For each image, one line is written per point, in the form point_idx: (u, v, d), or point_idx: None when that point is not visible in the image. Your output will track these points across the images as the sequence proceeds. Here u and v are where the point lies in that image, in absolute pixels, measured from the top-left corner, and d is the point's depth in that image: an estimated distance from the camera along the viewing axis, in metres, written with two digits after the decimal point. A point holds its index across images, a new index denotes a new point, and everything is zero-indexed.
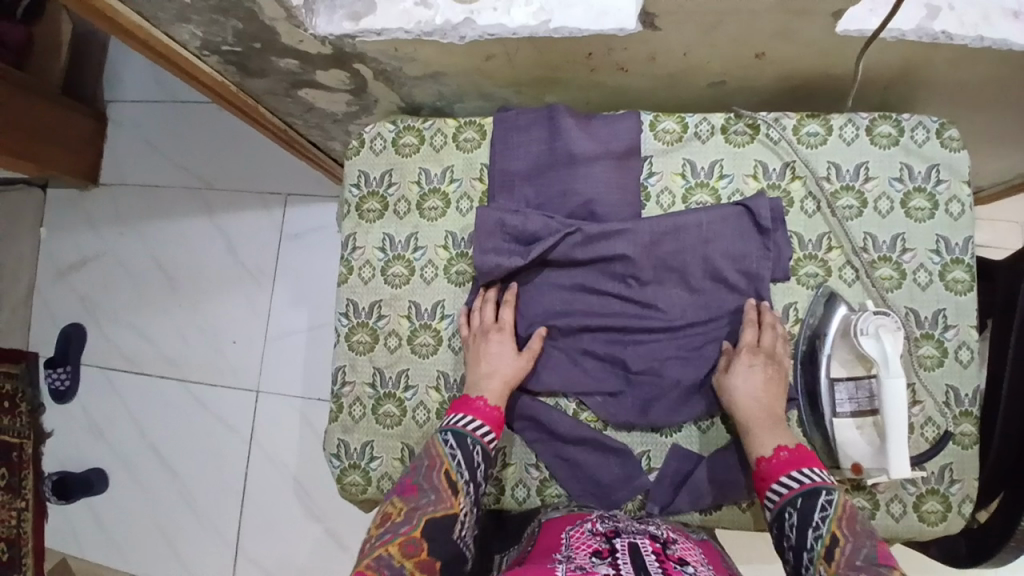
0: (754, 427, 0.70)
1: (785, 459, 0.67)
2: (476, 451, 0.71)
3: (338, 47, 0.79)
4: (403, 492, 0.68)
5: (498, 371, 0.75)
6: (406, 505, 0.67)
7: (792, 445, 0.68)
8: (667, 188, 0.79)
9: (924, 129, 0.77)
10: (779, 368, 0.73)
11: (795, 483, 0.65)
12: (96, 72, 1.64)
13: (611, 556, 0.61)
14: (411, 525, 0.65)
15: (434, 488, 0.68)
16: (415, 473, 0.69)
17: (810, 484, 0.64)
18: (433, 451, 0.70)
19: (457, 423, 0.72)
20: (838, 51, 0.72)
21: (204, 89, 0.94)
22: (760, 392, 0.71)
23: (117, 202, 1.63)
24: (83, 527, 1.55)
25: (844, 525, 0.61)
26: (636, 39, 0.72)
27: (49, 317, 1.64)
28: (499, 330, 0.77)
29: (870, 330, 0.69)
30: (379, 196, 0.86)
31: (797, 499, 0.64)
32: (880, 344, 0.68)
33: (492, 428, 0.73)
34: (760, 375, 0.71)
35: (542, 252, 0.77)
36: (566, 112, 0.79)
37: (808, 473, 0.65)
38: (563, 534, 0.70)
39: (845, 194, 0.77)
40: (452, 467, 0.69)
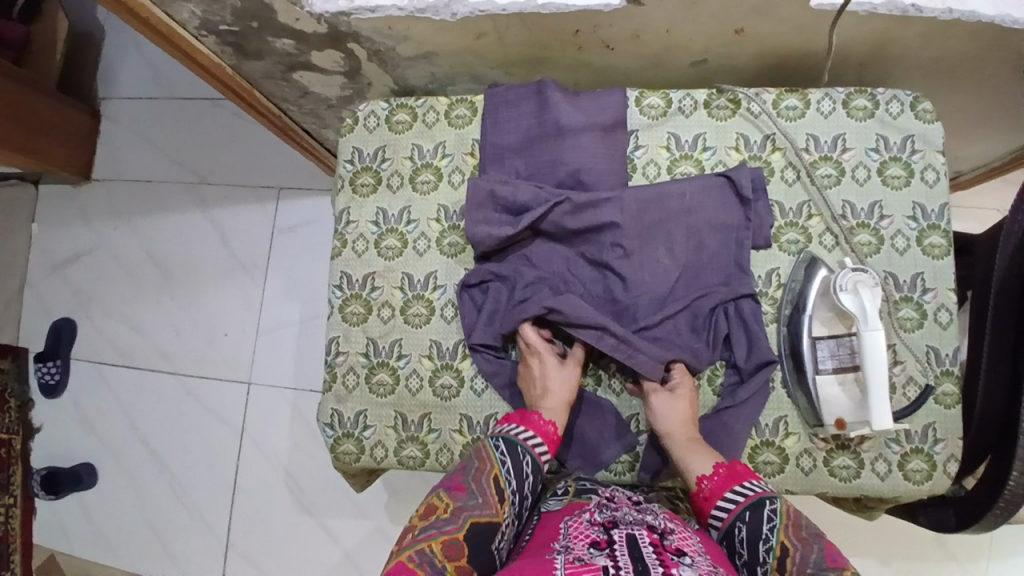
0: (687, 452, 0.73)
1: (725, 475, 0.69)
2: (526, 462, 0.72)
3: (334, 25, 0.81)
4: (451, 488, 0.67)
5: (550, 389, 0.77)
6: (452, 502, 0.66)
7: (727, 462, 0.71)
8: (652, 160, 0.82)
9: (898, 102, 0.80)
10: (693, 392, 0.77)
11: (740, 497, 0.66)
12: (92, 70, 1.66)
13: (609, 548, 0.61)
14: (456, 526, 0.64)
15: (481, 492, 0.67)
16: (464, 472, 0.69)
17: (754, 496, 0.66)
18: (483, 454, 0.70)
19: (511, 432, 0.73)
20: (815, 27, 0.76)
21: (201, 71, 0.96)
22: (686, 418, 0.75)
23: (110, 197, 1.64)
24: (71, 523, 1.54)
25: (791, 532, 0.63)
26: (621, 15, 0.75)
27: (39, 313, 1.63)
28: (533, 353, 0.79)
29: (848, 286, 0.71)
30: (373, 170, 0.88)
31: (744, 513, 0.65)
32: (859, 299, 0.71)
33: (547, 445, 0.75)
34: (683, 401, 0.75)
35: (532, 222, 0.79)
36: (554, 86, 0.82)
37: (751, 487, 0.67)
38: (561, 523, 0.69)
39: (824, 164, 0.81)
40: (501, 472, 0.69)
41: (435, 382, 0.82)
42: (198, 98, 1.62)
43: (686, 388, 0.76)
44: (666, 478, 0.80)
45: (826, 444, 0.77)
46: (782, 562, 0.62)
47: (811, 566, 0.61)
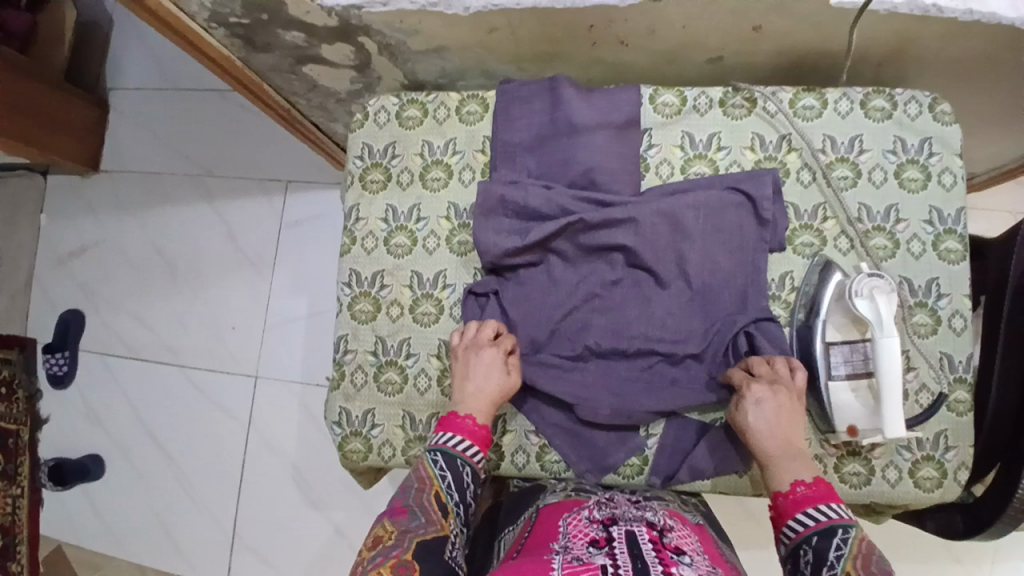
0: (768, 462, 0.68)
1: (801, 495, 0.63)
2: (466, 473, 0.71)
3: (344, 19, 0.80)
4: (394, 514, 0.66)
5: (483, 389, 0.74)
6: (396, 527, 0.65)
7: (811, 479, 0.65)
8: (666, 159, 0.81)
9: (916, 104, 0.79)
10: (789, 390, 0.70)
11: (812, 521, 0.61)
12: (100, 61, 1.65)
13: (608, 547, 0.61)
14: (402, 547, 0.62)
15: (424, 511, 0.66)
16: (404, 495, 0.68)
17: (826, 522, 0.61)
18: (422, 472, 0.70)
19: (446, 443, 0.72)
20: (834, 25, 0.74)
21: (210, 64, 0.95)
22: (771, 423, 0.69)
23: (118, 189, 1.64)
24: (78, 514, 1.54)
25: (859, 565, 0.58)
26: (637, 11, 0.73)
27: (47, 304, 1.64)
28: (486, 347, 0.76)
29: (864, 291, 0.70)
30: (382, 167, 0.87)
31: (812, 537, 0.60)
32: (874, 305, 0.69)
33: (479, 447, 0.73)
34: (770, 404, 0.69)
35: (544, 240, 0.78)
36: (567, 83, 0.81)
37: (826, 510, 0.61)
38: (560, 522, 0.69)
39: (840, 166, 0.79)
40: (441, 487, 0.69)
41: (443, 381, 0.82)
42: (206, 89, 1.61)
43: (777, 388, 0.70)
44: (677, 483, 0.78)
45: (836, 450, 0.77)
46: None
47: None
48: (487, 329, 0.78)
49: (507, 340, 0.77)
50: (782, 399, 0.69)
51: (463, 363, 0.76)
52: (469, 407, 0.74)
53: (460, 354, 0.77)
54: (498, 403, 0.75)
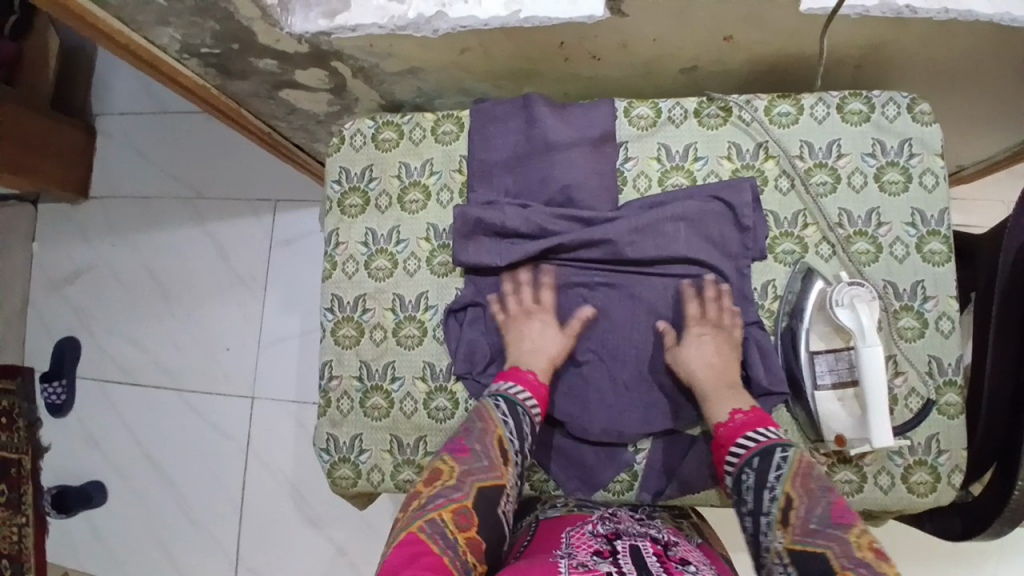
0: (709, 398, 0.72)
1: (739, 423, 0.69)
2: (525, 422, 0.73)
3: (316, 45, 0.80)
4: (456, 452, 0.69)
5: (543, 350, 0.77)
6: (458, 467, 0.68)
7: (746, 408, 0.71)
8: (643, 172, 0.80)
9: (895, 105, 0.78)
10: (722, 333, 0.75)
11: (752, 443, 0.67)
12: (84, 88, 1.66)
13: (613, 556, 0.62)
14: (463, 492, 0.66)
15: (486, 454, 0.69)
16: (468, 434, 0.70)
17: (764, 442, 0.67)
18: (486, 415, 0.72)
19: (507, 390, 0.74)
20: (806, 31, 0.74)
21: (186, 93, 0.95)
22: (707, 360, 0.74)
23: (108, 214, 1.64)
24: (82, 540, 1.55)
25: (799, 483, 0.64)
26: (606, 26, 0.73)
27: (43, 332, 1.64)
28: (541, 310, 0.79)
29: (845, 301, 0.71)
30: (360, 191, 0.87)
31: (752, 460, 0.66)
32: (855, 315, 0.70)
33: (537, 402, 0.75)
34: (708, 342, 0.75)
35: (525, 256, 0.78)
36: (540, 99, 0.80)
37: (763, 433, 0.68)
38: (564, 533, 0.70)
39: (819, 172, 0.79)
40: (504, 433, 0.71)
41: (429, 404, 0.82)
42: (191, 112, 1.61)
43: (718, 330, 0.75)
44: (667, 499, 0.77)
45: (827, 458, 0.76)
46: (786, 514, 0.63)
47: (814, 521, 0.61)
48: (526, 291, 0.80)
49: (548, 296, 0.79)
50: (722, 342, 0.75)
51: (515, 327, 0.79)
52: (530, 363, 0.76)
53: (508, 321, 0.79)
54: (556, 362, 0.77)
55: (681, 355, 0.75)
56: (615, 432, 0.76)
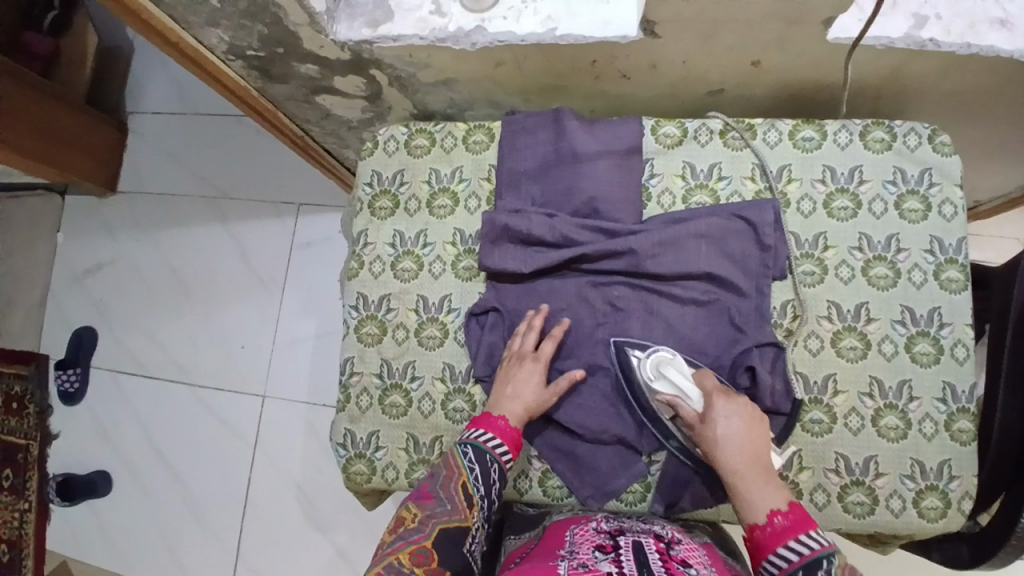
0: (743, 492, 0.65)
1: (780, 528, 0.62)
2: (493, 468, 0.73)
3: (357, 52, 0.83)
4: (419, 498, 0.70)
5: (521, 396, 0.76)
6: (421, 511, 0.69)
7: (785, 506, 0.63)
8: (667, 188, 0.83)
9: (916, 135, 0.81)
10: (745, 404, 0.71)
11: (795, 555, 0.60)
12: (120, 87, 1.71)
13: (614, 552, 0.63)
14: (424, 534, 0.67)
15: (449, 498, 0.70)
16: (432, 480, 0.72)
17: (810, 554, 0.59)
18: (451, 461, 0.73)
19: (477, 437, 0.74)
20: (831, 60, 0.76)
21: (227, 93, 0.98)
22: (736, 439, 0.68)
23: (134, 209, 1.68)
24: (85, 529, 1.56)
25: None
26: (639, 47, 0.76)
27: (62, 322, 1.67)
28: (534, 360, 0.78)
29: (655, 373, 0.74)
30: (391, 194, 0.89)
31: (798, 573, 0.59)
32: (670, 380, 0.73)
33: (508, 448, 0.74)
34: (738, 415, 0.70)
35: (549, 264, 0.80)
36: (571, 114, 0.83)
37: (807, 541, 0.60)
38: (569, 531, 0.72)
39: (840, 197, 0.81)
40: (469, 479, 0.71)
41: (447, 405, 0.83)
42: (221, 115, 1.65)
43: (735, 400, 0.71)
44: (680, 511, 0.79)
45: (840, 479, 0.78)
46: None
47: None
48: (531, 337, 0.79)
49: (547, 348, 0.79)
50: (753, 415, 0.70)
51: (506, 369, 0.78)
52: (502, 408, 0.76)
53: (504, 362, 0.79)
54: (529, 416, 0.77)
55: (708, 435, 0.69)
56: (630, 441, 0.78)
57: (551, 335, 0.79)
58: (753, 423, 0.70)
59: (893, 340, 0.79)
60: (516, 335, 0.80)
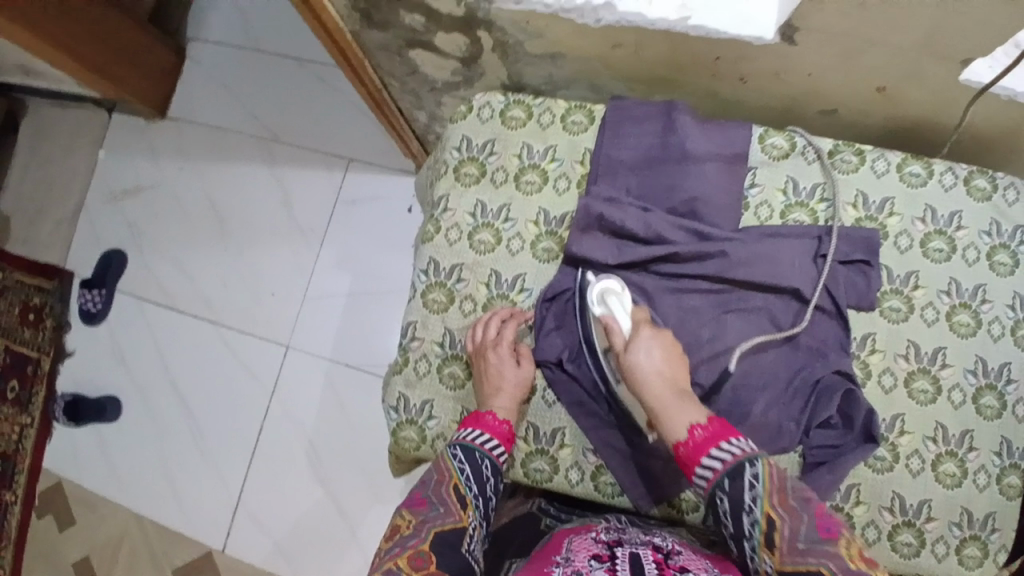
0: (661, 415, 0.66)
1: (700, 440, 0.62)
2: (486, 466, 0.72)
3: (471, 10, 0.80)
4: (413, 506, 0.68)
5: (505, 388, 0.77)
6: (414, 518, 0.67)
7: (704, 420, 0.64)
8: (766, 201, 0.81)
9: (1015, 191, 0.79)
10: (661, 335, 0.72)
11: (717, 463, 0.61)
12: (184, 11, 1.67)
13: (610, 562, 0.61)
14: (419, 539, 0.64)
15: (442, 502, 0.68)
16: (423, 487, 0.70)
17: (732, 460, 0.60)
18: (442, 466, 0.71)
19: (468, 438, 0.74)
20: (957, 100, 0.74)
21: (321, 34, 0.95)
22: (658, 367, 0.69)
23: (181, 137, 1.65)
24: (86, 450, 1.53)
25: (776, 501, 0.58)
26: (770, 51, 0.73)
27: (92, 240, 1.64)
28: (499, 347, 0.78)
29: (598, 300, 0.77)
30: (478, 162, 0.87)
31: (723, 482, 0.59)
32: (609, 307, 0.76)
33: (500, 443, 0.75)
34: (657, 348, 0.70)
35: (634, 259, 0.78)
36: (684, 109, 0.80)
37: (725, 448, 0.61)
38: (566, 539, 0.69)
39: (936, 238, 0.79)
40: (460, 480, 0.70)
41: None
42: (283, 55, 1.62)
43: (656, 331, 0.72)
44: None
45: (893, 518, 0.75)
46: (770, 536, 0.57)
47: (803, 540, 0.56)
48: (492, 325, 0.80)
49: (510, 332, 0.79)
50: (670, 345, 0.71)
51: (480, 365, 0.78)
52: (490, 404, 0.76)
53: (475, 357, 0.79)
54: (518, 398, 0.77)
55: (628, 364, 0.70)
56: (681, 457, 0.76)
57: (510, 320, 0.80)
58: (677, 351, 0.72)
59: (963, 389, 0.77)
60: (476, 333, 0.81)
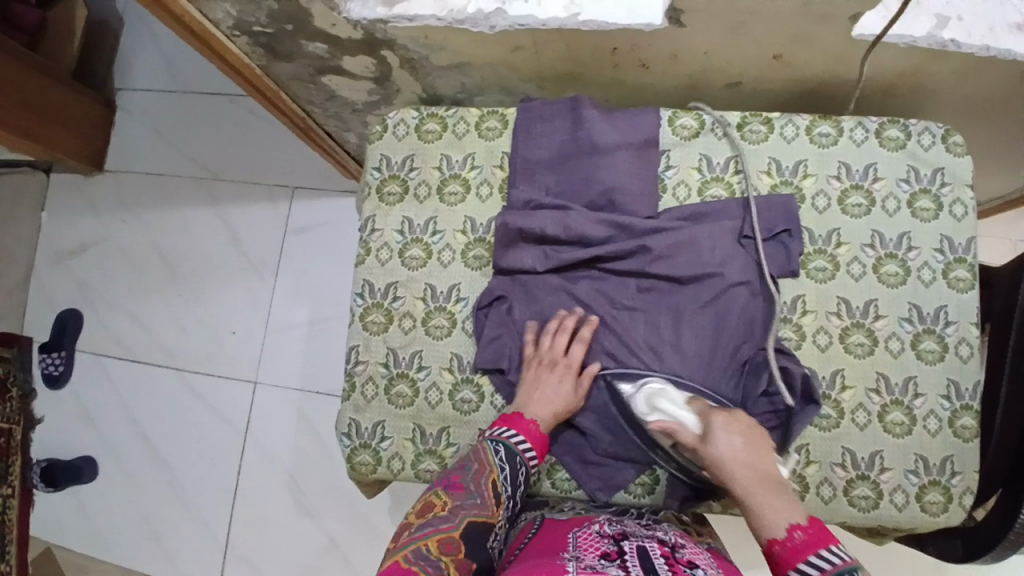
0: (756, 510, 0.65)
1: (799, 542, 0.61)
2: (522, 470, 0.72)
3: (369, 32, 0.81)
4: (450, 488, 0.68)
5: (549, 401, 0.75)
6: (451, 501, 0.67)
7: (806, 521, 0.62)
8: (683, 181, 0.82)
9: (930, 134, 0.81)
10: (746, 424, 0.71)
11: (816, 570, 0.58)
12: (108, 63, 1.66)
13: (620, 559, 0.62)
14: (452, 524, 0.65)
15: (479, 493, 0.68)
16: (463, 472, 0.70)
17: (836, 566, 0.58)
18: (483, 457, 0.71)
19: (505, 437, 0.73)
20: (847, 58, 0.76)
21: (231, 73, 0.95)
22: (741, 459, 0.69)
23: (121, 188, 1.63)
24: (68, 515, 1.52)
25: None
26: (661, 36, 0.75)
27: (45, 303, 1.62)
28: (566, 365, 0.76)
29: (646, 405, 0.74)
30: (400, 179, 0.88)
31: None
32: (663, 411, 0.74)
33: (533, 447, 0.74)
34: (739, 437, 0.70)
35: (558, 263, 0.79)
36: (589, 102, 0.82)
37: (827, 556, 0.59)
38: (568, 533, 0.70)
39: (854, 194, 0.81)
40: (499, 477, 0.70)
41: (455, 395, 0.82)
42: (211, 93, 1.61)
43: (737, 418, 0.72)
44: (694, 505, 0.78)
45: (846, 474, 0.77)
46: None
47: None
48: (559, 338, 0.78)
49: (576, 352, 0.77)
50: (754, 436, 0.71)
51: (531, 373, 0.77)
52: (533, 412, 0.75)
53: (531, 361, 0.78)
54: (560, 415, 0.76)
55: (710, 454, 0.70)
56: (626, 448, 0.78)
57: (580, 338, 0.78)
58: (762, 438, 0.71)
59: (900, 337, 0.78)
60: (541, 342, 0.79)
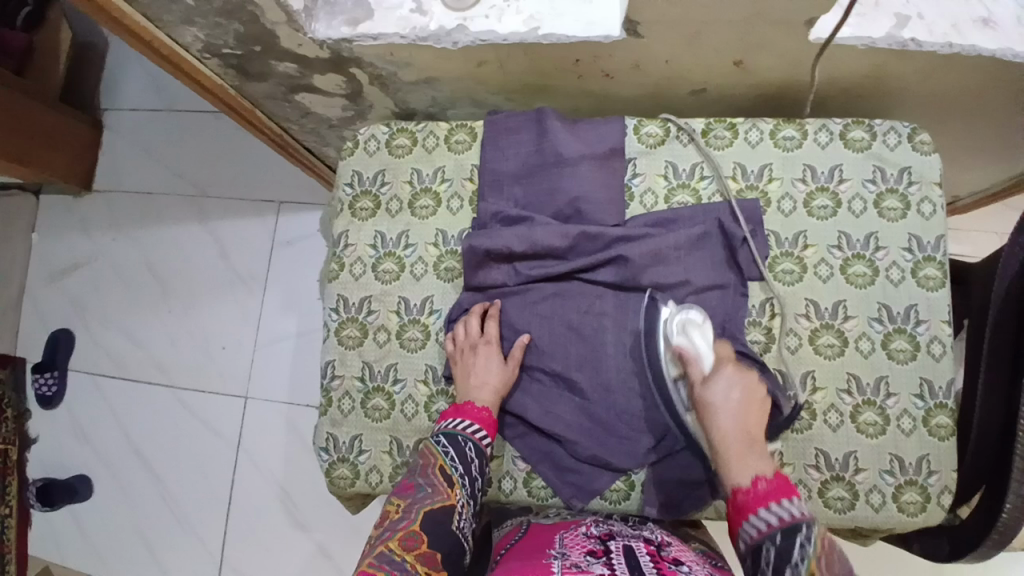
0: (726, 462, 0.66)
1: (761, 491, 0.62)
2: (470, 448, 0.73)
3: (336, 51, 0.82)
4: (400, 491, 0.70)
5: (488, 382, 0.77)
6: (403, 501, 0.68)
7: (771, 474, 0.64)
8: (650, 188, 0.83)
9: (896, 134, 0.82)
10: (751, 380, 0.72)
11: (773, 518, 0.60)
12: (94, 84, 1.67)
13: (605, 557, 0.62)
14: (409, 520, 0.66)
15: (429, 482, 0.70)
16: (410, 473, 0.71)
17: (789, 518, 0.59)
18: (427, 452, 0.73)
19: (452, 426, 0.75)
20: (804, 64, 0.77)
21: (206, 94, 0.97)
22: (738, 412, 0.69)
23: (110, 208, 1.65)
24: (65, 534, 1.53)
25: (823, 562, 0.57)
26: (621, 48, 0.76)
27: (38, 323, 1.64)
28: (486, 343, 0.79)
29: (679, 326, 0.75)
30: (371, 195, 0.89)
31: (774, 536, 0.59)
32: (691, 339, 0.75)
33: (485, 430, 0.76)
34: (739, 386, 0.70)
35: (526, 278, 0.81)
36: (553, 114, 0.84)
37: (785, 507, 0.60)
38: (556, 534, 0.71)
39: (820, 196, 0.81)
40: (445, 461, 0.71)
41: (430, 407, 0.83)
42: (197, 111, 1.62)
43: (743, 370, 0.72)
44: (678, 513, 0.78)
45: (821, 476, 0.77)
46: None
47: None
48: (473, 321, 0.81)
49: (492, 329, 0.80)
50: (756, 392, 0.71)
51: (461, 362, 0.79)
52: (472, 395, 0.77)
53: (456, 353, 0.80)
54: (501, 393, 0.78)
55: (704, 395, 0.71)
56: (605, 459, 0.77)
57: (490, 315, 0.81)
58: (762, 403, 0.71)
59: (870, 337, 0.79)
60: (456, 330, 0.81)
